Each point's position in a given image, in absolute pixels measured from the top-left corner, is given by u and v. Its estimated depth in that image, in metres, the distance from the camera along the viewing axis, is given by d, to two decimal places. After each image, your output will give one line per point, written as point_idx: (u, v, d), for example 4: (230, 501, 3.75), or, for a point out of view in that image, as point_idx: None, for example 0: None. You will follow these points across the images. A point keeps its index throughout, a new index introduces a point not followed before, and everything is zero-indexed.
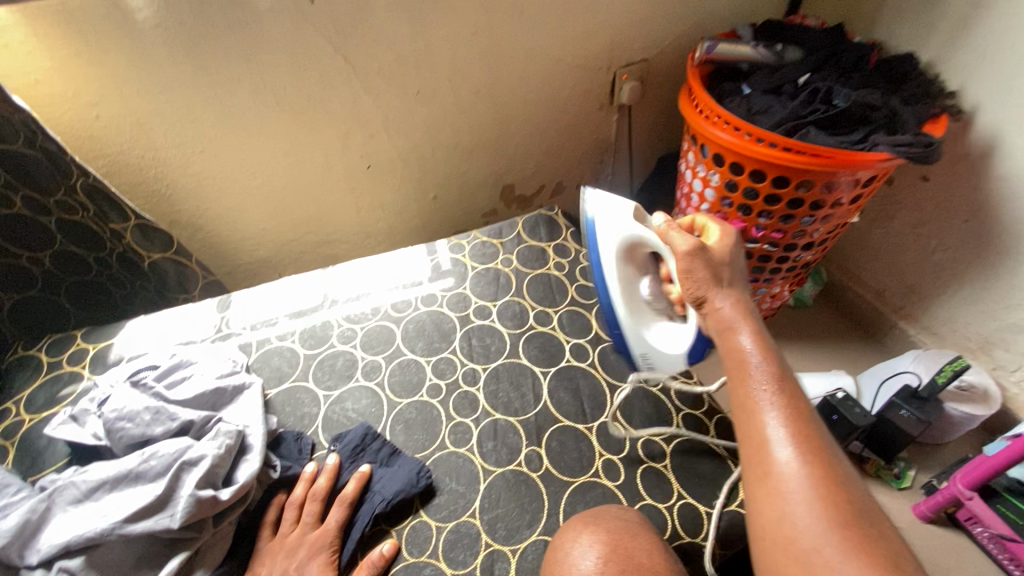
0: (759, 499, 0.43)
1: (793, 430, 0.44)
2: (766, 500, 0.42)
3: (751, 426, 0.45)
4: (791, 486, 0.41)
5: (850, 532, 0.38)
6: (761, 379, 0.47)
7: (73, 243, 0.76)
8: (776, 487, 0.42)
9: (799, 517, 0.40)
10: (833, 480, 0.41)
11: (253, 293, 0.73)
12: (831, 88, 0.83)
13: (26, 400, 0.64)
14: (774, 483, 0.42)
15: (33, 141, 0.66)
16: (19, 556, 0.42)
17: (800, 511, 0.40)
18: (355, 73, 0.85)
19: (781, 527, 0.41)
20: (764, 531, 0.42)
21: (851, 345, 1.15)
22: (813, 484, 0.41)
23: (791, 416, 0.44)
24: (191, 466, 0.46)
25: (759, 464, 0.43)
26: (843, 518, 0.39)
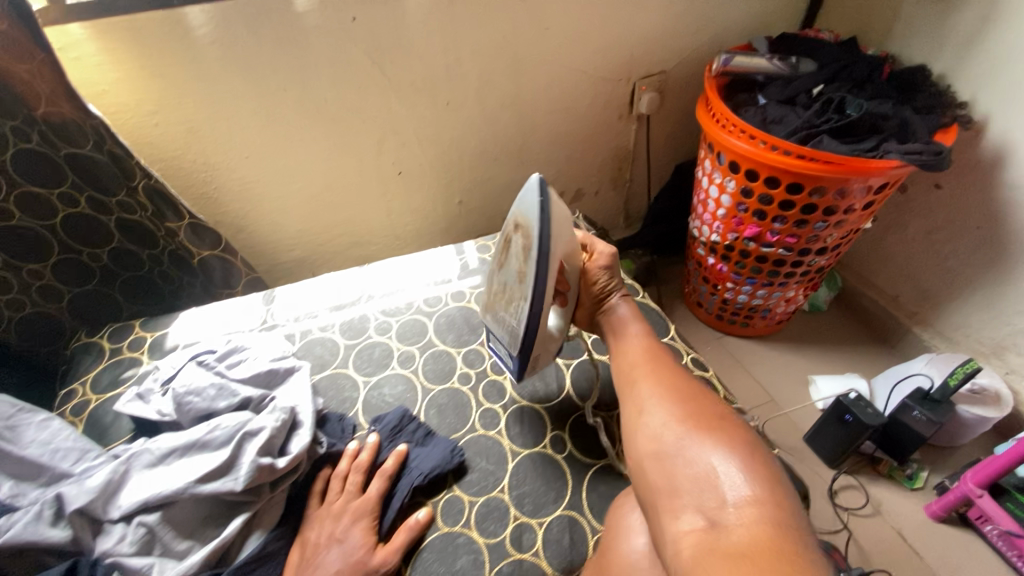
0: (632, 427, 0.50)
1: (655, 369, 0.54)
2: (640, 426, 0.49)
3: (625, 375, 0.56)
4: (655, 410, 0.49)
5: (710, 429, 0.45)
6: (631, 334, 0.60)
7: (130, 241, 0.82)
8: (644, 413, 0.50)
9: (664, 429, 0.47)
10: (691, 398, 0.49)
11: (297, 288, 0.79)
12: (843, 99, 0.87)
13: (91, 380, 0.70)
14: (644, 411, 0.50)
15: (101, 146, 0.73)
16: (103, 510, 0.47)
17: (666, 421, 0.47)
18: (390, 85, 0.91)
19: (649, 442, 0.47)
20: (637, 451, 0.48)
21: (866, 349, 1.17)
22: (672, 402, 0.49)
23: (656, 360, 0.55)
24: (252, 436, 0.51)
25: (630, 399, 0.52)
26: (705, 421, 0.46)
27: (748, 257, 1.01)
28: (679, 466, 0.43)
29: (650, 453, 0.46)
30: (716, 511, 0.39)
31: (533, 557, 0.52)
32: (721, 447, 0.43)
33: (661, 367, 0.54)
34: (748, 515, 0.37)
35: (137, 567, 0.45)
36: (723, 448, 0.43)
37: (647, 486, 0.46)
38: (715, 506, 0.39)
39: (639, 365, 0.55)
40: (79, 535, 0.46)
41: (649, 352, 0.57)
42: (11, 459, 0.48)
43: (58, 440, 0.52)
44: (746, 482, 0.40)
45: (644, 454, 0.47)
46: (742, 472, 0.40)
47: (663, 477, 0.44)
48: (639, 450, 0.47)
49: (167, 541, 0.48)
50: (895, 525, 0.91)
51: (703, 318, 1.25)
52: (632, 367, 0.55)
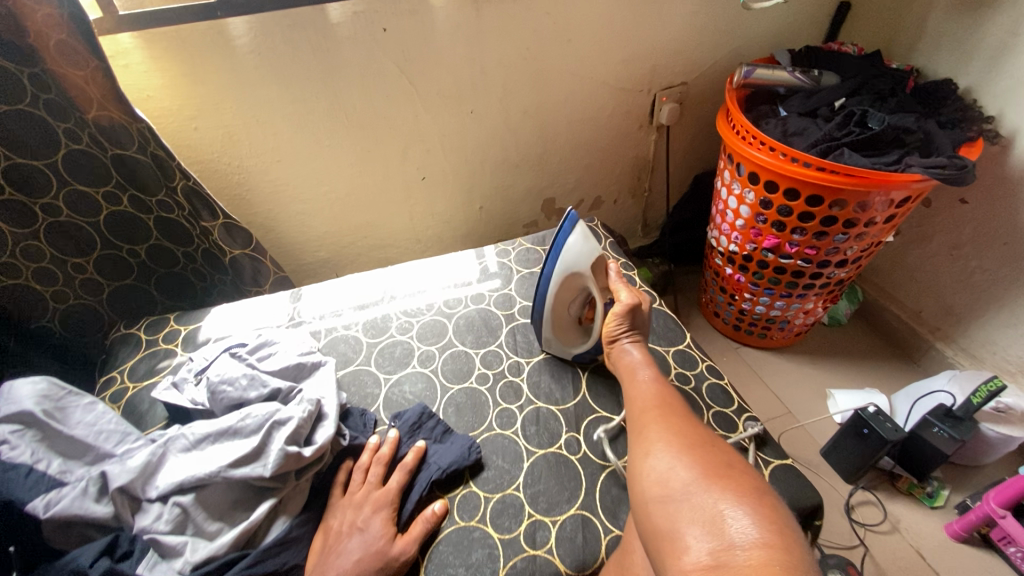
0: (638, 474, 0.47)
1: (665, 416, 0.51)
2: (646, 473, 0.46)
3: (635, 422, 0.53)
4: (662, 455, 0.46)
5: (719, 475, 0.42)
6: (641, 381, 0.57)
7: (167, 240, 0.86)
8: (649, 458, 0.47)
9: (672, 475, 0.44)
10: (700, 444, 0.46)
11: (323, 288, 0.82)
12: (865, 112, 0.87)
13: (129, 369, 0.73)
14: (650, 457, 0.47)
15: (145, 148, 0.77)
16: (142, 490, 0.50)
17: (673, 465, 0.44)
18: (417, 92, 0.94)
19: (654, 488, 0.44)
20: (642, 498, 0.45)
21: (886, 364, 1.16)
22: (681, 448, 0.46)
23: (665, 407, 0.53)
24: (280, 425, 0.54)
25: (638, 444, 0.49)
26: (712, 466, 0.43)
27: (767, 268, 1.02)
28: (685, 510, 0.40)
29: (656, 498, 0.43)
30: (723, 554, 0.36)
31: (547, 554, 0.53)
32: (730, 492, 0.40)
33: (672, 415, 0.51)
34: (756, 560, 0.34)
35: (172, 544, 0.48)
36: (731, 492, 0.40)
37: (652, 532, 0.42)
38: (721, 549, 0.36)
39: (650, 411, 0.52)
40: (120, 512, 0.49)
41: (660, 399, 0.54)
42: (60, 437, 0.52)
43: (103, 422, 0.55)
44: (755, 526, 0.36)
45: (651, 500, 0.44)
46: (750, 516, 0.37)
47: (667, 521, 0.41)
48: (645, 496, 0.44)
49: (200, 522, 0.50)
50: (913, 543, 0.90)
51: (720, 328, 1.25)
52: (642, 412, 0.53)
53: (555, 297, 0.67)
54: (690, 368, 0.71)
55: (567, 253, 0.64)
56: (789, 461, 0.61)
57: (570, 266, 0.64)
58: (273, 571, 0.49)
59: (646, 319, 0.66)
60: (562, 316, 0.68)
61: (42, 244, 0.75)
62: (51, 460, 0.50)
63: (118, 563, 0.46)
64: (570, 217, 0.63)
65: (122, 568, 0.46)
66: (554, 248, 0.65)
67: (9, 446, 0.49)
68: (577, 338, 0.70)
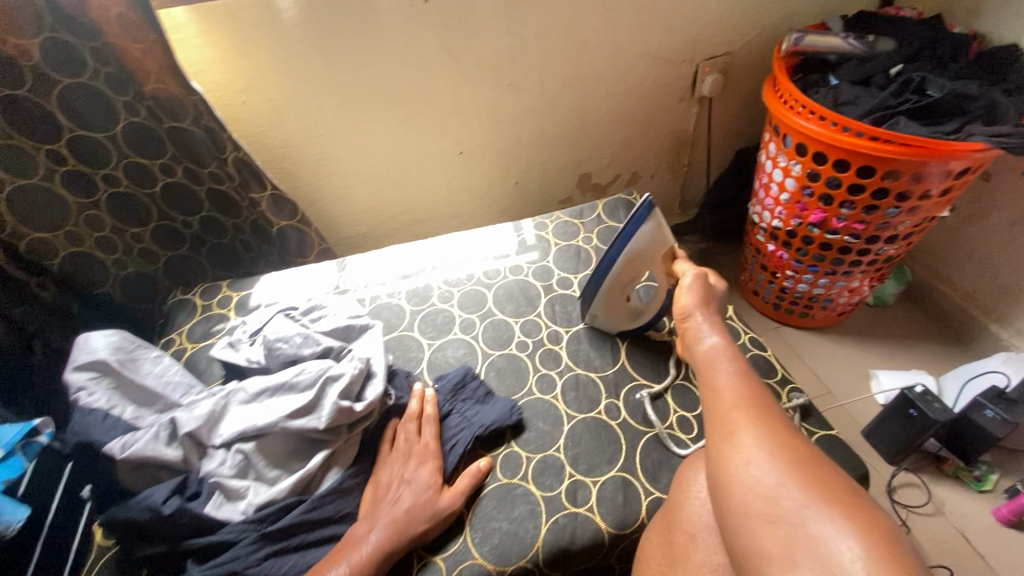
0: (726, 477, 0.39)
1: (756, 410, 0.42)
2: (739, 481, 0.38)
3: (715, 413, 0.44)
4: (761, 462, 0.38)
5: (845, 504, 0.33)
6: (721, 364, 0.48)
7: (218, 211, 0.89)
8: (743, 463, 0.38)
9: (779, 491, 0.35)
10: (810, 457, 0.37)
11: (365, 257, 0.84)
12: (924, 78, 0.83)
13: (186, 331, 0.77)
14: (745, 461, 0.38)
15: (199, 119, 0.80)
16: (208, 436, 0.54)
17: (769, 470, 0.37)
18: (456, 65, 0.94)
19: (753, 502, 0.36)
20: (734, 510, 0.37)
21: (934, 346, 1.12)
22: (787, 457, 0.37)
23: (755, 399, 0.43)
24: (334, 381, 0.56)
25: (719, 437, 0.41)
26: (834, 491, 0.34)
27: (811, 244, 0.99)
28: (795, 533, 0.33)
29: (757, 515, 0.35)
30: None
31: (588, 512, 0.54)
32: (865, 531, 0.32)
33: (766, 411, 0.42)
34: None
35: (236, 488, 0.52)
36: (864, 532, 0.31)
37: (747, 553, 0.35)
38: None
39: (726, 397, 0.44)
40: (188, 456, 0.53)
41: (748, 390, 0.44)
42: (132, 386, 0.56)
43: (169, 374, 0.59)
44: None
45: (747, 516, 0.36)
46: (895, 572, 0.29)
47: (771, 541, 0.34)
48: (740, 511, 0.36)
49: (260, 469, 0.54)
50: (958, 526, 0.88)
51: (759, 307, 1.23)
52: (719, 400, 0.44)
53: (612, 278, 0.65)
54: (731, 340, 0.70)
55: (637, 239, 0.61)
56: (832, 432, 0.61)
57: (636, 251, 0.62)
58: (325, 518, 0.53)
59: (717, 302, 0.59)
60: (617, 296, 0.66)
61: (102, 211, 0.79)
62: (124, 406, 0.54)
63: (188, 502, 0.50)
64: (647, 204, 0.60)
65: (192, 507, 0.50)
66: (623, 231, 0.62)
67: (87, 392, 0.53)
68: (624, 320, 0.69)
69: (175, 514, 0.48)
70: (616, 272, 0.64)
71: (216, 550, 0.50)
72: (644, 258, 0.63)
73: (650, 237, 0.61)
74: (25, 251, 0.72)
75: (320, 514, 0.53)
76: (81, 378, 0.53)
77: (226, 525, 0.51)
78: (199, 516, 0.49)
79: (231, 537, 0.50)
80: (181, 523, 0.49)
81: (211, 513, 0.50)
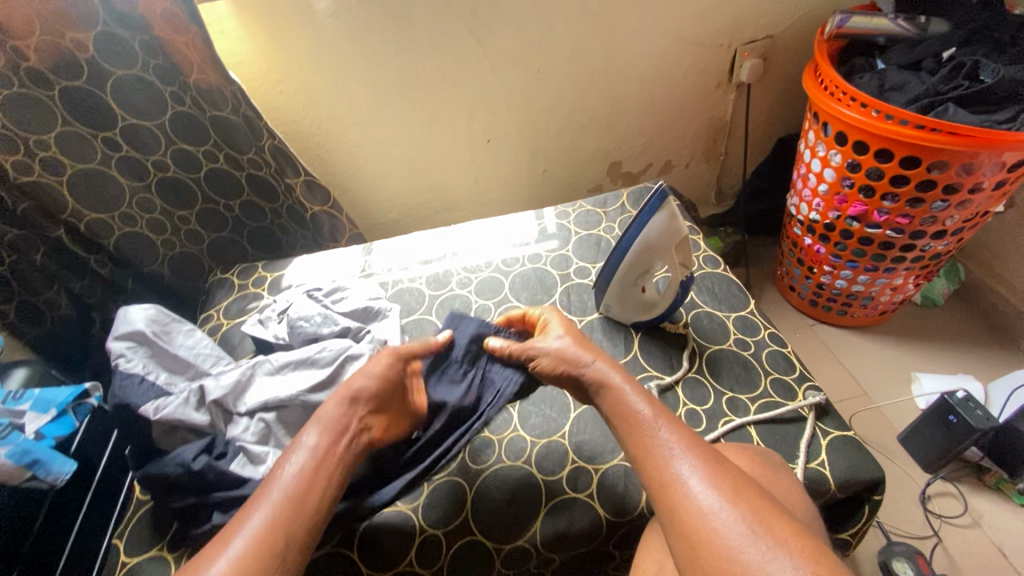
0: (681, 520, 0.40)
1: (702, 458, 0.42)
2: (711, 553, 0.37)
3: (665, 476, 0.42)
4: (735, 529, 0.37)
5: (793, 543, 0.36)
6: (634, 398, 0.48)
7: (257, 196, 0.94)
8: (713, 529, 0.38)
9: (754, 562, 0.35)
10: (755, 498, 0.39)
11: (391, 243, 0.87)
12: (978, 63, 0.77)
13: (223, 309, 0.82)
14: (715, 528, 0.38)
15: (236, 108, 0.85)
16: (234, 404, 0.58)
17: (722, 516, 0.38)
18: (484, 53, 0.95)
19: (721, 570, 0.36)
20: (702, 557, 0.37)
21: (986, 350, 1.05)
22: (743, 510, 0.38)
23: (692, 445, 0.44)
24: (353, 359, 0.60)
25: (664, 482, 0.42)
26: (798, 536, 0.36)
27: (851, 238, 0.94)
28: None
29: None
30: None
31: (587, 498, 0.55)
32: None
33: (704, 455, 0.43)
34: None
35: (257, 452, 0.56)
36: None
37: None
38: None
39: (654, 429, 0.45)
40: (215, 420, 0.57)
41: (682, 437, 0.45)
42: (166, 355, 0.61)
43: (200, 346, 0.64)
44: None
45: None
46: None
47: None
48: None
49: (280, 436, 0.58)
50: (996, 540, 0.83)
51: (795, 303, 1.18)
52: (640, 433, 0.46)
53: (626, 266, 0.65)
54: (750, 335, 0.69)
55: (649, 229, 0.61)
56: (850, 433, 0.58)
57: (649, 240, 0.62)
58: None
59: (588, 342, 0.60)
60: (628, 290, 0.67)
61: (154, 196, 0.85)
62: (158, 373, 0.59)
63: (215, 460, 0.54)
64: (661, 193, 0.59)
65: (219, 465, 0.54)
66: (637, 219, 0.62)
67: (126, 358, 0.58)
68: (639, 311, 0.69)
69: (202, 469, 0.53)
70: (624, 269, 0.65)
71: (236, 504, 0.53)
72: (657, 248, 0.62)
73: (665, 226, 0.61)
74: (83, 230, 0.79)
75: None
76: (120, 346, 0.59)
77: (248, 483, 0.54)
78: (225, 473, 0.53)
79: (253, 491, 0.53)
80: (208, 479, 0.53)
81: (235, 470, 0.54)
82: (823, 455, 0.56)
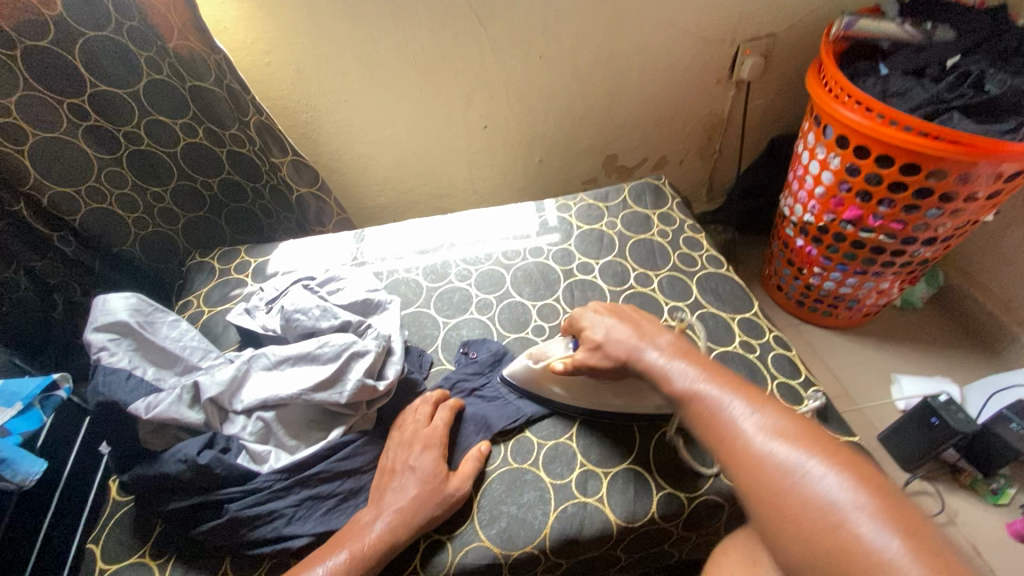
0: (753, 477, 0.41)
1: (788, 434, 0.42)
2: (807, 530, 0.37)
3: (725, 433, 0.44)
4: (813, 481, 0.39)
5: (868, 485, 0.38)
6: (676, 364, 0.50)
7: (238, 174, 0.88)
8: (790, 481, 0.39)
9: (835, 505, 0.37)
10: (835, 451, 0.40)
11: (385, 230, 0.83)
12: (984, 72, 0.78)
13: (203, 294, 0.77)
14: (793, 485, 0.39)
15: (221, 80, 0.78)
16: (229, 401, 0.55)
17: (800, 470, 0.39)
18: (486, 35, 0.91)
19: (818, 535, 0.37)
20: (785, 514, 0.38)
21: (961, 353, 1.09)
22: (830, 464, 0.39)
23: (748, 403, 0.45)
24: (358, 356, 0.56)
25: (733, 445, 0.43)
26: (864, 477, 0.38)
27: (843, 242, 0.95)
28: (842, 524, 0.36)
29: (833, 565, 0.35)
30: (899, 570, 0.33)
31: (597, 502, 0.54)
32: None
33: (792, 430, 0.42)
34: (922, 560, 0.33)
35: (259, 451, 0.54)
36: (902, 517, 0.36)
37: (803, 547, 0.37)
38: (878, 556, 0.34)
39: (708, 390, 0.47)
40: (210, 419, 0.54)
41: (760, 412, 0.44)
42: (152, 348, 0.56)
43: (186, 338, 0.59)
44: (910, 535, 0.35)
45: (806, 568, 0.37)
46: (909, 526, 0.35)
47: (822, 531, 0.37)
48: (816, 539, 0.37)
49: (280, 437, 0.55)
50: (969, 538, 0.86)
51: (782, 303, 1.20)
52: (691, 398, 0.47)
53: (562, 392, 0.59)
54: (755, 337, 0.69)
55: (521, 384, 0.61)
56: (854, 439, 0.60)
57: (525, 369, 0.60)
58: (333, 476, 0.54)
59: (626, 314, 0.58)
60: (553, 385, 0.59)
61: (125, 169, 0.78)
62: (145, 367, 0.54)
63: (221, 454, 0.52)
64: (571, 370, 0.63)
65: (226, 459, 0.51)
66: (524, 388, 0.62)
67: (109, 352, 0.53)
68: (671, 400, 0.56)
69: (210, 464, 0.50)
70: (521, 378, 0.61)
71: (224, 531, 0.49)
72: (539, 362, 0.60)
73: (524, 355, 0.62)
74: (47, 205, 0.71)
75: (350, 465, 0.54)
76: (102, 339, 0.54)
77: (257, 477, 0.52)
78: (234, 467, 0.51)
79: (264, 484, 0.52)
80: (215, 473, 0.50)
81: (242, 464, 0.52)
82: None
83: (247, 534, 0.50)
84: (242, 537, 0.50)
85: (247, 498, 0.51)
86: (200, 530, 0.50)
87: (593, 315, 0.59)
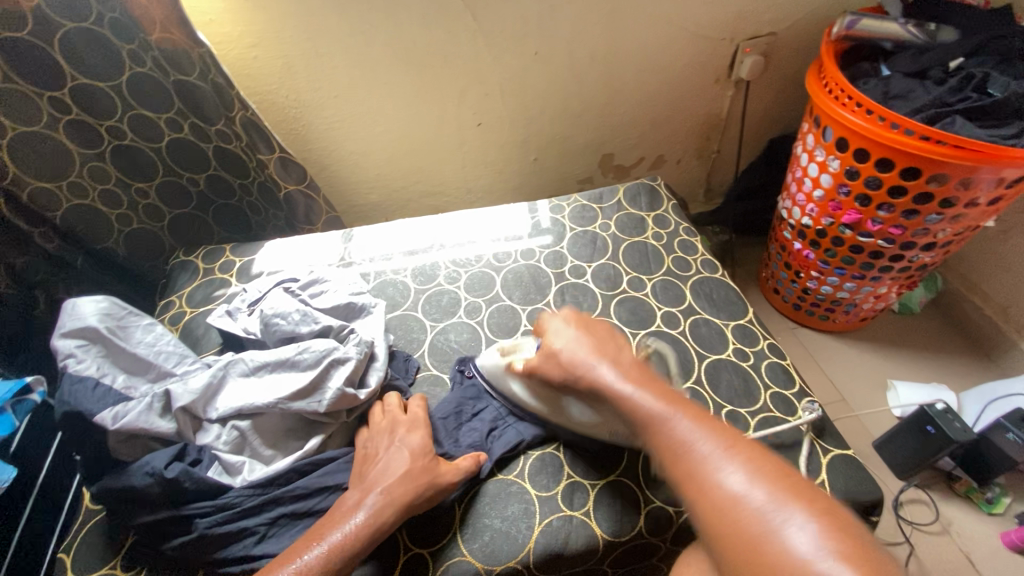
0: (710, 511, 0.36)
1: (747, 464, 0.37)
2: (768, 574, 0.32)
3: (681, 463, 0.39)
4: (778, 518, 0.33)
5: (835, 525, 0.32)
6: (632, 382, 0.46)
7: (225, 170, 0.86)
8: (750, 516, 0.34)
9: (799, 546, 0.32)
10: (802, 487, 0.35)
11: (374, 229, 0.81)
12: (988, 75, 0.76)
13: (186, 295, 0.75)
14: (754, 520, 0.34)
15: (205, 74, 0.75)
16: (203, 410, 0.53)
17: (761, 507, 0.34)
18: (480, 30, 0.88)
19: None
20: (743, 552, 0.33)
21: (958, 359, 1.07)
22: (794, 501, 0.34)
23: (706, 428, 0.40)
24: (339, 364, 0.55)
25: (690, 475, 0.38)
26: (832, 518, 0.33)
27: (842, 246, 0.93)
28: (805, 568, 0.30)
29: None
30: None
31: (583, 516, 0.52)
32: None
33: (754, 461, 0.37)
34: None
35: (232, 462, 0.52)
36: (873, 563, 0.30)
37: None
38: None
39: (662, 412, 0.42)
40: (182, 429, 0.52)
41: (720, 439, 0.39)
42: (123, 354, 0.55)
43: (162, 343, 0.58)
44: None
45: None
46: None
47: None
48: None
49: (256, 446, 0.53)
50: (964, 548, 0.85)
51: (778, 306, 1.18)
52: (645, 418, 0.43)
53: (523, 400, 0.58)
54: (749, 345, 0.67)
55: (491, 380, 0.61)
56: (848, 451, 0.58)
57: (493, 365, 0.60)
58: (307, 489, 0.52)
59: (590, 327, 0.55)
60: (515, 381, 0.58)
61: (108, 165, 0.76)
62: (115, 375, 0.53)
63: (189, 467, 0.50)
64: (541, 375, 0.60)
65: (196, 472, 0.50)
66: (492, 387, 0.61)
67: (76, 359, 0.52)
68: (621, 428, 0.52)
69: (177, 478, 0.48)
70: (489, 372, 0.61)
71: (196, 547, 0.48)
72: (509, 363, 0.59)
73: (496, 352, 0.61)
74: (26, 201, 0.69)
75: (331, 478, 0.53)
76: (69, 345, 0.52)
77: (227, 491, 0.51)
78: (203, 480, 0.49)
79: (235, 500, 0.50)
80: (184, 488, 0.49)
81: (213, 477, 0.51)
82: (823, 475, 0.56)
83: (218, 551, 0.49)
84: (212, 555, 0.49)
85: (219, 514, 0.49)
86: (170, 545, 0.48)
87: (559, 321, 0.57)
